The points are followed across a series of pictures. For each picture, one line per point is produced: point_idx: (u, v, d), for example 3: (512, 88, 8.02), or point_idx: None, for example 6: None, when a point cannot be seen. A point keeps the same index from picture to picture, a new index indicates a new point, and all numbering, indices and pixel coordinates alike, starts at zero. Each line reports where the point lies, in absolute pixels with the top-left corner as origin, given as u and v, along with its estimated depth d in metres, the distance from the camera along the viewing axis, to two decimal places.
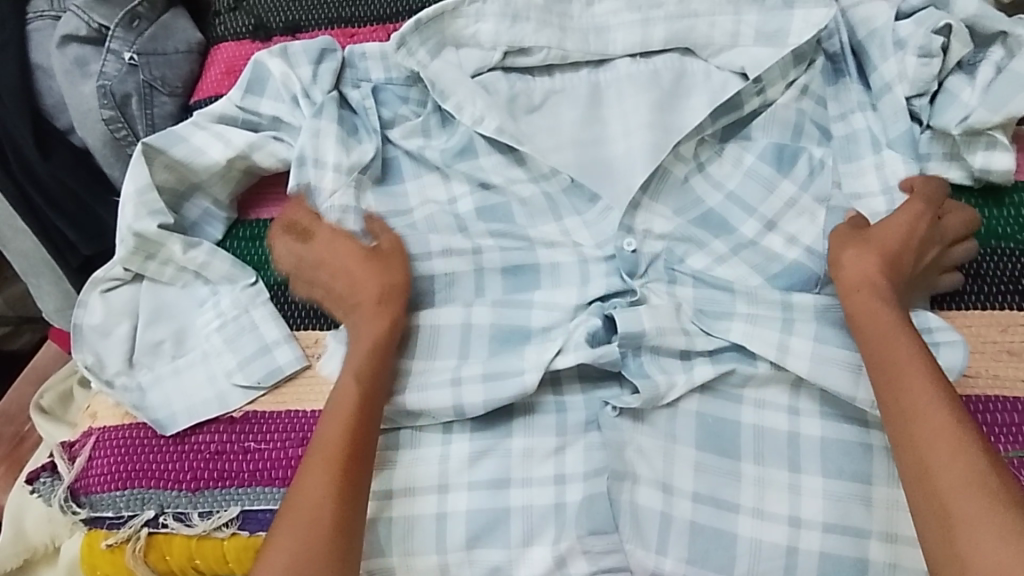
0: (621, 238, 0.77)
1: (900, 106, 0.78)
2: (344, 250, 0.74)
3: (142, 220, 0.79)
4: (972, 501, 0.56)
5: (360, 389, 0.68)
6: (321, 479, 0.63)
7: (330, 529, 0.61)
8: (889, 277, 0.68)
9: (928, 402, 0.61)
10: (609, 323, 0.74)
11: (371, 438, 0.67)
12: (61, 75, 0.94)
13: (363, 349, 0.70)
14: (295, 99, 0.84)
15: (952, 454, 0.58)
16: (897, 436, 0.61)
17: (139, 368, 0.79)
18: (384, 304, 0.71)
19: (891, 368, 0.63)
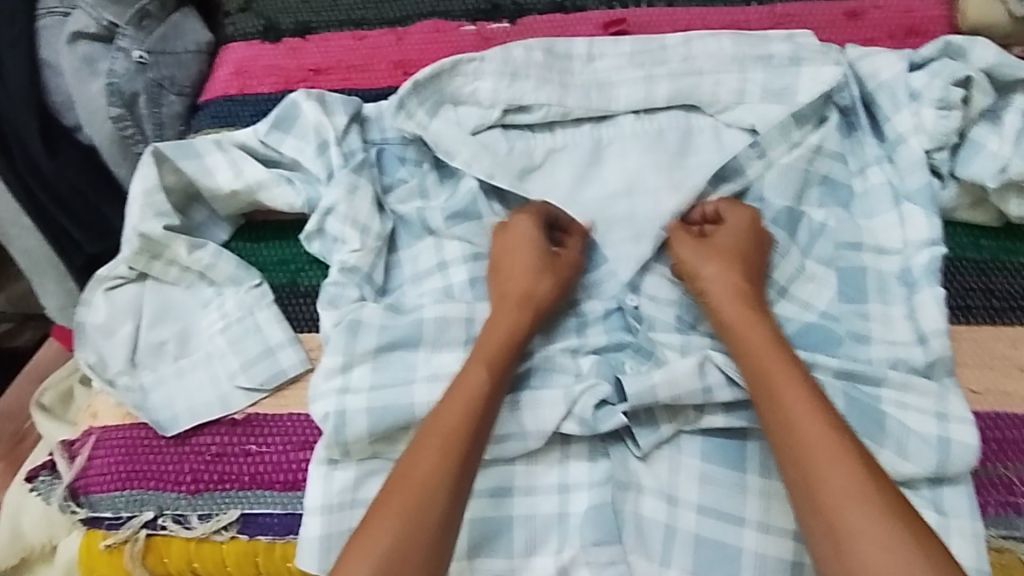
0: (624, 294, 0.76)
1: (919, 159, 0.77)
2: (521, 249, 0.74)
3: (149, 221, 0.79)
4: (859, 514, 0.55)
5: (492, 381, 0.66)
6: (433, 467, 0.62)
7: (432, 527, 0.59)
8: (740, 292, 0.69)
9: (797, 405, 0.61)
10: (619, 387, 0.71)
11: (484, 436, 0.65)
12: (71, 73, 0.95)
13: (497, 341, 0.69)
14: (319, 144, 0.82)
15: (828, 454, 0.58)
16: (780, 452, 0.61)
17: (142, 368, 0.78)
18: (525, 300, 0.71)
19: (761, 376, 0.64)
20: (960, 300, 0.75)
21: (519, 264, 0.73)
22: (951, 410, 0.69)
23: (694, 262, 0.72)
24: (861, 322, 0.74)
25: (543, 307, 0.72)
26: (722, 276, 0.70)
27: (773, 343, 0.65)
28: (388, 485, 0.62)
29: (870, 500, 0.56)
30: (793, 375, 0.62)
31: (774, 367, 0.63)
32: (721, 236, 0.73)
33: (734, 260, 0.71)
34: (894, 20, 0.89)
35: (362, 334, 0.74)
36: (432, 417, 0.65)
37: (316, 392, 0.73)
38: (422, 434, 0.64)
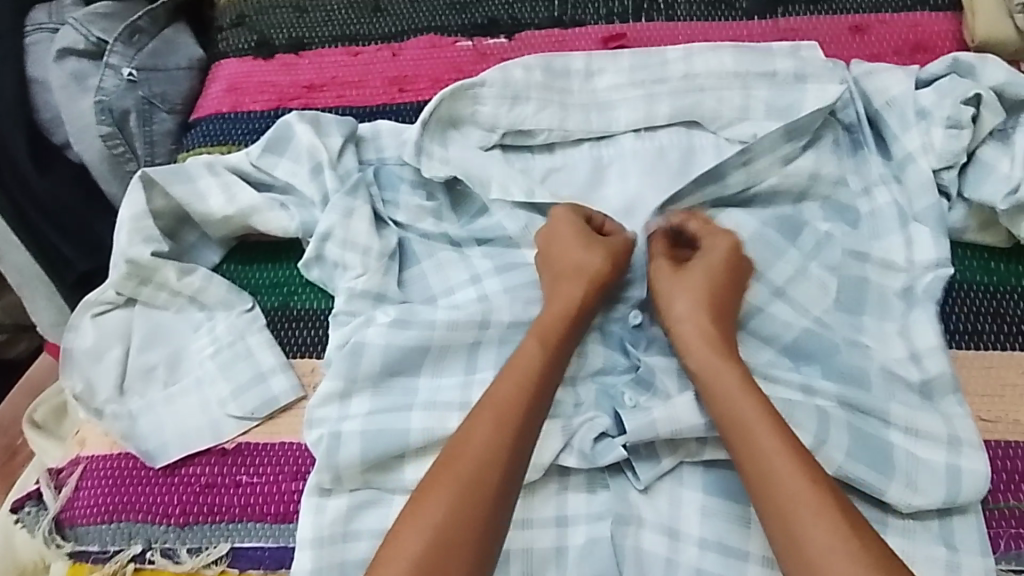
0: (629, 310, 0.76)
1: (926, 180, 0.76)
2: (572, 229, 0.73)
3: (137, 247, 0.77)
4: (839, 558, 0.55)
5: (546, 359, 0.66)
6: (487, 442, 0.61)
7: (486, 503, 0.59)
8: (704, 325, 0.68)
9: (773, 457, 0.60)
10: (618, 421, 0.69)
11: (541, 415, 0.64)
12: (59, 89, 0.93)
13: (553, 319, 0.69)
14: (313, 167, 0.80)
15: (805, 508, 0.58)
16: (755, 496, 0.60)
17: (130, 395, 0.76)
18: (580, 275, 0.71)
19: (734, 421, 0.63)
20: (969, 325, 0.73)
21: (568, 244, 0.73)
22: (962, 434, 0.67)
23: (668, 296, 0.71)
24: (870, 347, 0.71)
25: (598, 287, 0.71)
26: (690, 309, 0.69)
27: (748, 388, 0.64)
28: (437, 465, 0.61)
29: (852, 553, 0.55)
30: (768, 422, 0.62)
31: (747, 412, 0.62)
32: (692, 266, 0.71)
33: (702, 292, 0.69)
34: (899, 36, 0.87)
35: (364, 358, 0.71)
36: (485, 396, 0.64)
37: (313, 417, 0.71)
38: (474, 413, 0.64)
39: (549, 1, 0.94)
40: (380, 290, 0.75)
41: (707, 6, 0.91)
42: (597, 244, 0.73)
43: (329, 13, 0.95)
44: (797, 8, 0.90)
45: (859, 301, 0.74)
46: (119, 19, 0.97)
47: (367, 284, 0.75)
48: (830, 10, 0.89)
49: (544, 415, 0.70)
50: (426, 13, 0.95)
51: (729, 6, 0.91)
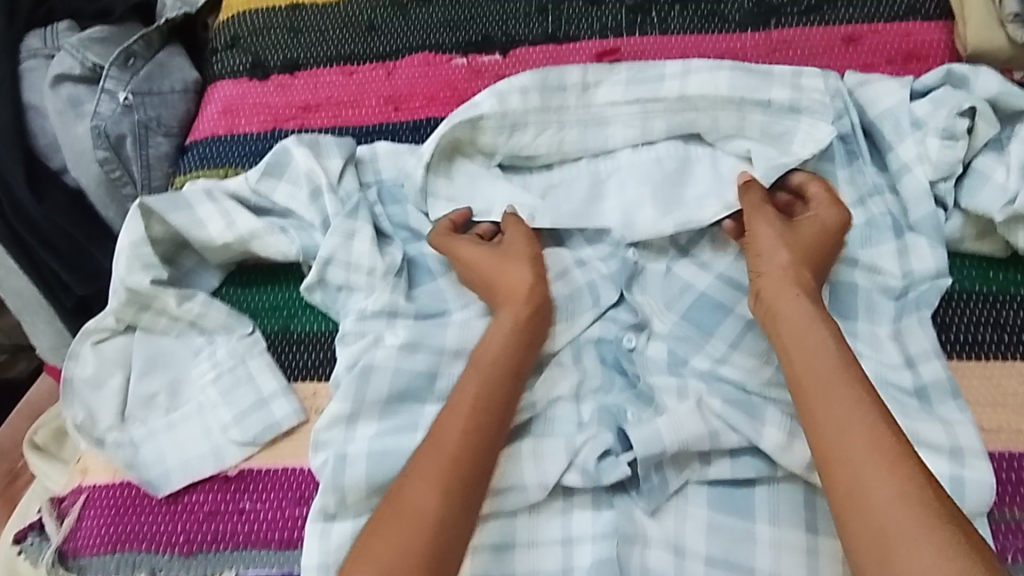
0: (623, 332, 0.75)
1: (924, 190, 0.76)
2: (483, 261, 0.74)
3: (135, 275, 0.76)
4: (905, 517, 0.54)
5: (480, 395, 0.66)
6: (433, 476, 0.61)
7: (441, 530, 0.59)
8: (798, 276, 0.69)
9: (845, 411, 0.60)
10: (622, 436, 0.69)
11: (485, 459, 0.63)
12: (55, 115, 0.93)
13: (491, 355, 0.68)
14: (314, 190, 0.80)
15: (876, 460, 0.57)
16: (819, 453, 0.60)
17: (132, 422, 0.76)
18: (512, 300, 0.71)
19: (809, 378, 0.63)
20: (969, 335, 0.73)
21: (493, 271, 0.74)
22: (963, 444, 0.66)
23: (766, 250, 0.72)
24: (872, 359, 0.72)
25: (530, 320, 0.71)
26: (795, 267, 0.70)
27: (836, 350, 0.64)
28: (390, 497, 0.61)
29: (922, 507, 0.55)
30: (849, 378, 0.62)
31: (825, 371, 0.63)
32: (805, 230, 0.72)
33: (807, 256, 0.71)
34: (891, 46, 0.88)
35: (374, 380, 0.70)
36: (429, 435, 0.64)
37: (317, 441, 0.70)
38: (421, 450, 0.63)
39: (542, 17, 0.94)
40: (392, 305, 0.75)
41: (700, 19, 0.92)
42: (508, 261, 0.74)
43: (323, 33, 0.96)
44: (788, 20, 0.91)
45: (858, 311, 0.74)
46: (113, 42, 0.98)
47: (376, 302, 0.75)
48: (822, 21, 0.90)
49: (546, 435, 0.69)
50: (420, 31, 0.95)
51: (722, 19, 0.92)
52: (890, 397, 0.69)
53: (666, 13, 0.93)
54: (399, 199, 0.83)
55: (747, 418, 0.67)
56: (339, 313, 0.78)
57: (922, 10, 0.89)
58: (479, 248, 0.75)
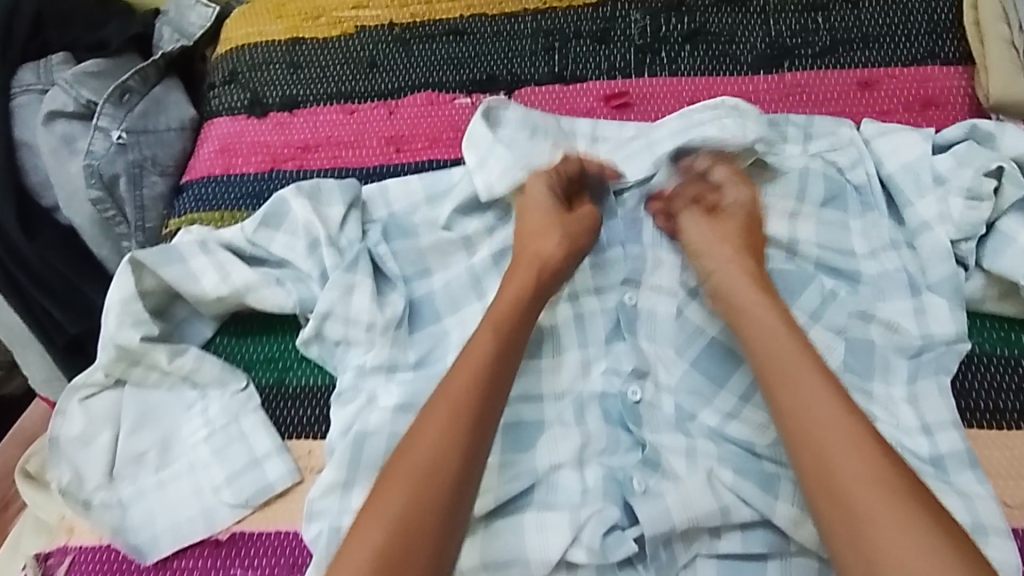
0: (628, 386, 0.72)
1: (945, 249, 0.73)
2: (536, 213, 0.75)
3: (125, 331, 0.74)
4: (875, 498, 0.55)
5: (496, 349, 0.66)
6: (436, 431, 0.61)
7: (440, 483, 0.59)
8: (745, 264, 0.71)
9: (814, 393, 0.61)
10: (628, 510, 0.66)
11: (496, 399, 0.64)
12: (48, 153, 0.91)
13: (508, 302, 0.69)
14: (313, 244, 0.78)
15: (846, 442, 0.58)
16: (791, 439, 0.60)
17: (120, 481, 0.73)
18: (541, 258, 0.72)
19: (773, 362, 0.64)
20: (991, 401, 0.70)
21: (533, 228, 0.74)
22: (986, 522, 0.63)
23: (703, 246, 0.73)
24: (889, 427, 0.69)
25: (547, 270, 0.71)
26: (736, 258, 0.71)
27: (794, 334, 0.65)
28: (393, 458, 0.61)
29: (892, 488, 0.55)
30: (811, 363, 0.62)
31: (787, 354, 0.63)
32: (730, 220, 0.74)
33: (739, 243, 0.72)
34: (909, 92, 0.85)
35: (371, 444, 0.68)
36: (439, 386, 0.64)
37: (311, 510, 0.67)
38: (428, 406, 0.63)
39: (549, 56, 0.91)
40: (392, 360, 0.73)
41: (712, 59, 0.89)
42: (556, 222, 0.74)
43: (324, 69, 0.94)
44: (803, 63, 0.88)
45: (875, 371, 0.71)
46: (109, 76, 0.96)
47: (376, 357, 0.73)
48: (837, 64, 0.88)
49: (550, 506, 0.66)
50: (423, 69, 0.93)
51: (734, 60, 0.89)
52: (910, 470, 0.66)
53: (677, 54, 0.90)
54: (407, 232, 0.80)
55: (759, 491, 0.65)
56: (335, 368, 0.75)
57: (941, 54, 0.86)
58: (546, 199, 0.76)
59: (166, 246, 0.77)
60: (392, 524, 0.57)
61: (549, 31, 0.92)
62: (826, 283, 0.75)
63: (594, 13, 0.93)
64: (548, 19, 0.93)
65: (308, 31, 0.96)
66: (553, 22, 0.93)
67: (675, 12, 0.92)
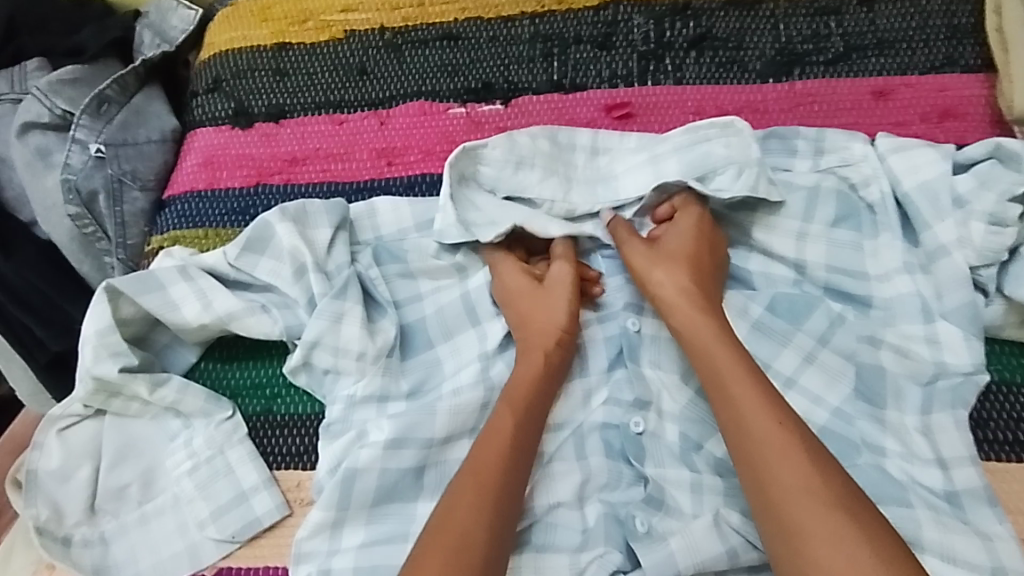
0: (629, 416, 0.68)
1: (964, 275, 0.69)
2: (525, 291, 0.72)
3: (102, 363, 0.71)
4: (802, 503, 0.55)
5: (517, 428, 0.64)
6: (471, 503, 0.59)
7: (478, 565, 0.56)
8: (687, 279, 0.69)
9: (747, 400, 0.60)
10: (630, 552, 0.64)
11: (521, 480, 0.62)
12: (23, 167, 0.88)
13: (528, 381, 0.67)
14: (298, 271, 0.74)
15: (777, 448, 0.57)
16: (734, 454, 0.60)
17: (102, 515, 0.71)
18: (552, 335, 0.69)
19: (712, 372, 0.63)
20: (1010, 433, 0.67)
21: (535, 309, 0.71)
22: (1006, 564, 0.61)
23: (643, 263, 0.71)
24: (905, 463, 0.66)
25: (565, 347, 0.69)
26: (674, 274, 0.69)
27: (730, 345, 0.64)
28: (432, 529, 0.58)
29: (825, 496, 0.55)
30: (746, 371, 0.62)
31: (722, 363, 0.63)
32: (669, 241, 0.72)
33: (688, 262, 0.70)
34: (926, 101, 0.81)
35: (361, 483, 0.65)
36: (471, 457, 0.62)
37: (299, 552, 0.64)
38: (462, 477, 0.61)
39: (548, 63, 0.87)
40: (383, 389, 0.70)
41: (718, 67, 0.85)
42: (551, 293, 0.71)
43: (311, 77, 0.89)
44: (813, 70, 0.84)
45: (888, 399, 0.68)
46: (86, 84, 0.91)
47: (366, 388, 0.70)
48: (849, 72, 0.83)
49: (548, 547, 0.64)
50: (415, 76, 0.88)
51: (741, 68, 0.85)
52: (929, 510, 0.63)
53: (681, 61, 0.86)
54: (399, 257, 0.76)
55: None
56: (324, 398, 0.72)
57: (959, 62, 0.82)
58: (518, 275, 0.73)
59: (144, 273, 0.74)
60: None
61: (547, 36, 0.88)
62: (833, 305, 0.72)
63: (595, 17, 0.88)
64: (545, 24, 0.89)
65: (294, 36, 0.91)
66: (551, 27, 0.88)
67: (679, 16, 0.87)
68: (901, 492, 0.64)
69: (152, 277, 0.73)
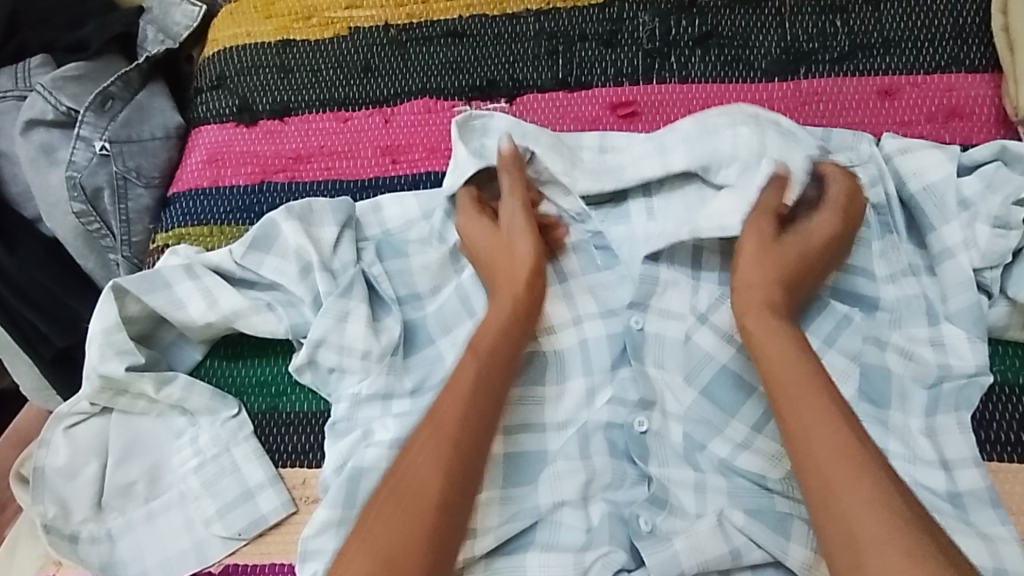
0: (633, 416, 0.69)
1: (968, 278, 0.69)
2: (492, 237, 0.73)
3: (109, 361, 0.71)
4: (872, 518, 0.53)
5: (480, 374, 0.65)
6: (430, 454, 0.60)
7: (433, 513, 0.57)
8: (773, 286, 0.67)
9: (820, 411, 0.59)
10: (633, 550, 0.64)
11: (485, 431, 0.63)
12: (28, 163, 0.88)
13: (492, 329, 0.68)
14: (305, 270, 0.74)
15: (850, 462, 0.55)
16: (801, 464, 0.58)
17: (109, 512, 0.71)
18: (518, 280, 0.70)
19: (783, 380, 0.61)
20: (1013, 436, 0.67)
21: (499, 251, 0.72)
22: (1008, 566, 0.61)
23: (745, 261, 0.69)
24: (908, 465, 0.66)
25: (533, 294, 0.70)
26: (768, 279, 0.67)
27: (803, 354, 0.63)
28: (385, 486, 0.59)
29: (896, 513, 0.53)
30: (815, 382, 0.60)
31: (798, 372, 0.61)
32: (786, 242, 0.69)
33: (783, 267, 0.68)
34: (932, 101, 0.81)
35: (366, 482, 0.65)
36: (432, 410, 0.63)
37: (305, 550, 0.65)
38: (420, 428, 0.62)
39: (553, 60, 0.87)
40: (387, 387, 0.70)
41: (724, 65, 0.85)
42: (516, 239, 0.72)
43: (315, 73, 0.89)
44: (819, 69, 0.83)
45: (892, 400, 0.68)
46: (90, 80, 0.91)
47: (371, 385, 0.70)
48: (855, 71, 0.83)
49: (552, 547, 0.64)
50: (420, 73, 0.88)
51: (747, 66, 0.84)
52: (931, 512, 0.63)
53: (687, 59, 0.85)
54: (400, 251, 0.77)
55: (770, 532, 0.62)
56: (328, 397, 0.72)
57: (967, 61, 0.82)
58: (488, 224, 0.74)
59: (150, 272, 0.74)
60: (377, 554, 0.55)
61: (553, 33, 0.88)
62: (840, 307, 0.71)
63: (600, 14, 0.88)
64: (551, 21, 0.88)
65: (298, 32, 0.91)
66: (556, 24, 0.88)
67: (686, 13, 0.87)
68: None
69: (158, 277, 0.73)
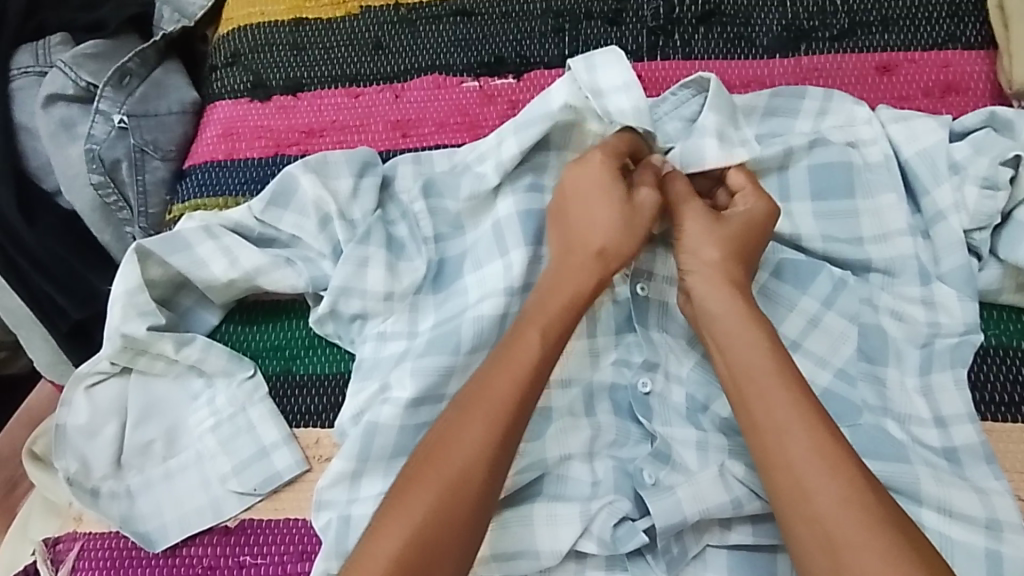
0: (637, 377, 0.71)
1: (958, 239, 0.72)
2: (597, 201, 0.70)
3: (131, 322, 0.73)
4: (840, 518, 0.55)
5: (542, 355, 0.65)
6: (478, 435, 0.61)
7: (473, 497, 0.59)
8: (725, 276, 0.67)
9: (782, 414, 0.60)
10: (639, 501, 0.66)
11: (530, 410, 0.64)
12: (48, 137, 0.91)
13: (555, 308, 0.67)
14: (324, 219, 0.77)
15: (813, 463, 0.57)
16: (763, 460, 0.60)
17: (128, 470, 0.73)
18: (600, 257, 0.69)
19: (743, 380, 0.63)
20: (1004, 394, 0.69)
21: (587, 217, 0.70)
22: (1000, 516, 0.63)
23: (694, 243, 0.69)
24: (903, 421, 0.68)
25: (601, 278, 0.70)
26: (722, 267, 0.68)
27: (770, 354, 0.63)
28: (423, 456, 0.61)
29: (865, 513, 0.55)
30: (779, 381, 0.61)
31: (757, 373, 0.62)
32: (733, 223, 0.69)
33: (733, 254, 0.68)
34: (929, 76, 0.83)
35: (379, 437, 0.68)
36: (478, 382, 0.64)
37: (320, 500, 0.68)
38: (467, 403, 0.63)
39: (559, 37, 0.89)
40: (400, 345, 0.73)
41: (726, 42, 0.87)
42: (625, 216, 0.70)
43: (327, 51, 0.91)
44: (819, 46, 0.86)
45: (888, 358, 0.70)
46: (108, 58, 0.94)
47: (383, 345, 0.73)
48: (854, 47, 0.85)
49: (559, 499, 0.66)
50: (430, 50, 0.90)
51: (749, 43, 0.87)
52: (926, 464, 0.65)
53: (690, 36, 0.87)
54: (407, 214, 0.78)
55: None
56: (352, 344, 0.75)
57: (962, 38, 0.84)
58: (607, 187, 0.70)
59: (171, 233, 0.76)
60: (414, 532, 0.58)
61: (559, 11, 0.90)
62: (835, 270, 0.73)
63: None
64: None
65: (311, 11, 0.93)
66: (563, 3, 0.90)
67: None
68: (899, 447, 0.66)
69: (181, 238, 0.75)
